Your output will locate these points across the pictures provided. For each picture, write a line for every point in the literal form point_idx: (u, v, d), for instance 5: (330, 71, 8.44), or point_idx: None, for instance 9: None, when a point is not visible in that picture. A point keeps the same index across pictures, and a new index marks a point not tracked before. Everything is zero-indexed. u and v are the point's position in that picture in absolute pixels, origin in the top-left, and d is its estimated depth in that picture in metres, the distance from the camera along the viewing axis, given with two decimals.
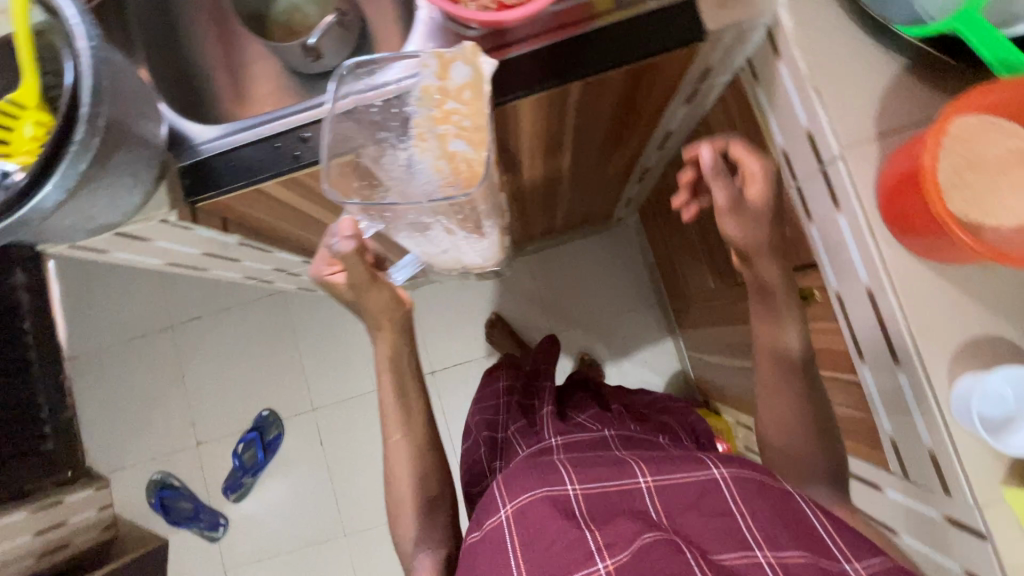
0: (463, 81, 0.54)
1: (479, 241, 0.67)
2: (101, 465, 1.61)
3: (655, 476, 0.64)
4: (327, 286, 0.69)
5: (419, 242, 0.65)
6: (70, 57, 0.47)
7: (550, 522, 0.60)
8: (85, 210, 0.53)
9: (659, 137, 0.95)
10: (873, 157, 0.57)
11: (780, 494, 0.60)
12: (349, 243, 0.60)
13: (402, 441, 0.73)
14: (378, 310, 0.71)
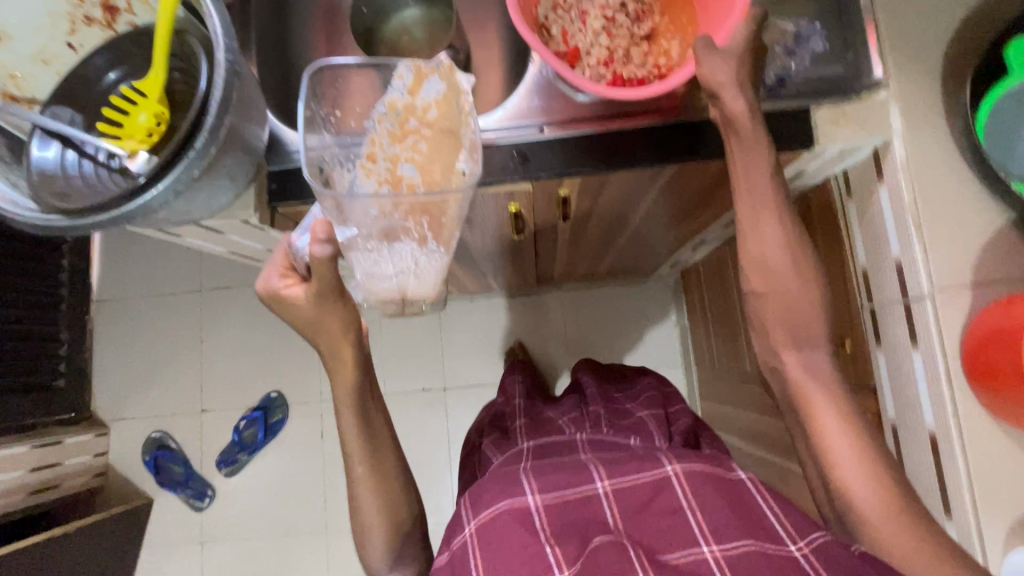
0: (433, 98, 0.55)
1: (435, 263, 0.60)
2: (103, 412, 1.61)
3: (613, 481, 0.66)
4: (275, 300, 0.60)
5: (374, 257, 0.57)
6: (206, 68, 0.49)
7: (512, 535, 0.60)
8: (185, 207, 0.54)
9: (728, 216, 0.94)
10: (962, 305, 0.58)
11: (726, 486, 0.63)
12: (323, 247, 0.53)
13: (365, 476, 0.67)
14: (331, 337, 0.62)
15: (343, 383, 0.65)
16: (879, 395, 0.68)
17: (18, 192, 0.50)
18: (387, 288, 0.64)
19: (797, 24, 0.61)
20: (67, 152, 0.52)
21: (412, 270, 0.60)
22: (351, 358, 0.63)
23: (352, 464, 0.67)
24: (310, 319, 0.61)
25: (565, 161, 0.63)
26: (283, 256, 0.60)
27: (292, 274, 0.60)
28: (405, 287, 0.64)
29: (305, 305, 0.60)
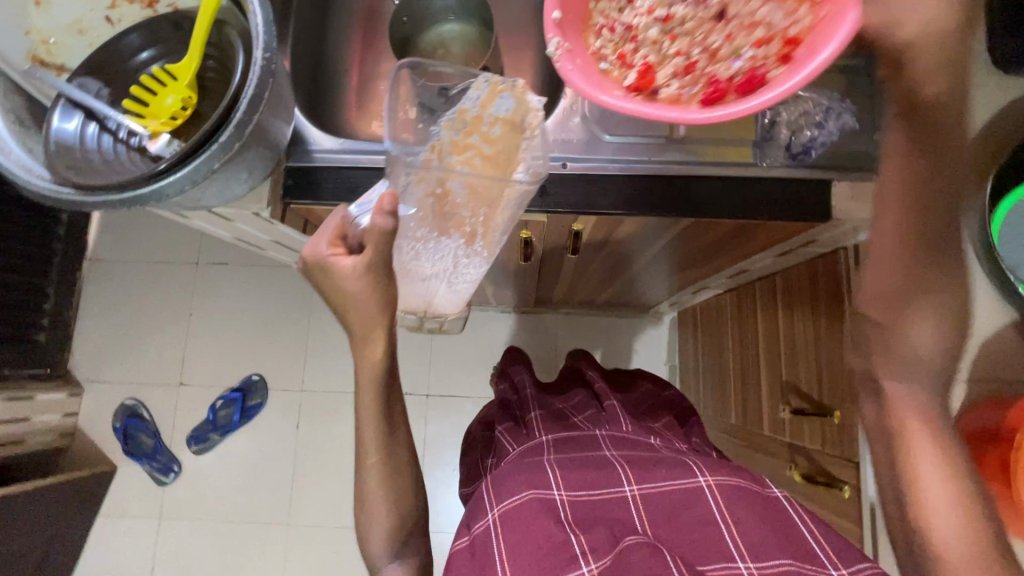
0: (502, 114, 0.55)
1: (475, 269, 0.67)
2: (79, 372, 1.58)
3: (642, 485, 0.59)
4: (320, 269, 0.52)
5: (426, 250, 0.63)
6: (242, 63, 0.49)
7: (534, 523, 0.55)
8: (199, 194, 0.54)
9: (734, 269, 0.93)
10: None
11: (764, 500, 0.58)
12: (387, 219, 0.46)
13: (376, 467, 0.63)
14: (365, 310, 0.53)
15: (370, 361, 0.57)
16: (862, 470, 0.69)
17: (33, 158, 0.49)
18: (424, 288, 0.71)
19: (827, 96, 0.61)
20: (88, 126, 0.51)
21: (454, 272, 0.67)
22: (382, 341, 0.56)
23: (365, 453, 0.63)
24: (354, 295, 0.52)
25: (583, 197, 0.62)
26: (336, 224, 0.54)
27: (341, 244, 0.53)
28: (441, 288, 0.71)
29: (350, 279, 0.51)
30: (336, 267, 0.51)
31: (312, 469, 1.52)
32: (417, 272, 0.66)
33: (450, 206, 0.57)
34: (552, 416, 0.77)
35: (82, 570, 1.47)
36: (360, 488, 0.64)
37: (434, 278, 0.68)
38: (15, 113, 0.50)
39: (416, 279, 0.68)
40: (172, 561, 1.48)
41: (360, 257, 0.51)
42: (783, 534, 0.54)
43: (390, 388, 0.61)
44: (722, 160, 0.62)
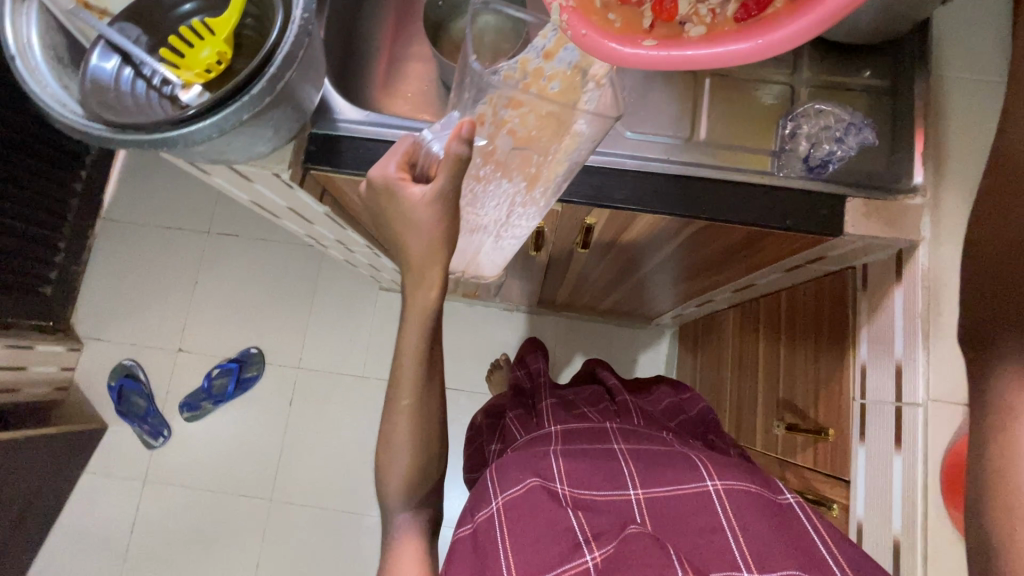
0: (566, 66, 0.47)
1: (529, 223, 0.61)
2: (81, 328, 1.59)
3: (647, 488, 0.58)
4: (385, 192, 0.48)
5: (483, 196, 0.57)
6: (281, 21, 0.50)
7: (539, 513, 0.54)
8: (224, 146, 0.55)
9: (740, 283, 0.93)
10: (951, 422, 0.60)
11: (779, 511, 0.56)
12: (462, 148, 0.42)
13: (407, 410, 0.56)
14: (427, 240, 0.49)
15: (423, 296, 0.52)
16: (851, 488, 0.70)
17: (67, 94, 0.50)
18: (473, 238, 0.66)
19: (851, 114, 0.62)
20: (123, 69, 0.53)
21: (505, 225, 0.62)
22: (439, 273, 0.51)
23: (397, 392, 0.56)
24: (415, 222, 0.49)
25: (598, 189, 0.63)
26: (405, 149, 0.51)
27: (409, 170, 0.50)
28: (488, 242, 0.67)
29: (416, 206, 0.47)
30: (403, 193, 0.48)
31: (300, 447, 1.52)
32: (469, 219, 0.61)
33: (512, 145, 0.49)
34: (560, 404, 0.77)
35: (62, 525, 1.47)
36: (386, 428, 0.58)
37: (485, 228, 0.63)
38: (55, 51, 0.51)
39: (468, 228, 0.63)
40: (152, 525, 1.48)
41: (430, 185, 0.47)
42: (797, 547, 0.53)
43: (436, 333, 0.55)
44: (737, 166, 0.63)
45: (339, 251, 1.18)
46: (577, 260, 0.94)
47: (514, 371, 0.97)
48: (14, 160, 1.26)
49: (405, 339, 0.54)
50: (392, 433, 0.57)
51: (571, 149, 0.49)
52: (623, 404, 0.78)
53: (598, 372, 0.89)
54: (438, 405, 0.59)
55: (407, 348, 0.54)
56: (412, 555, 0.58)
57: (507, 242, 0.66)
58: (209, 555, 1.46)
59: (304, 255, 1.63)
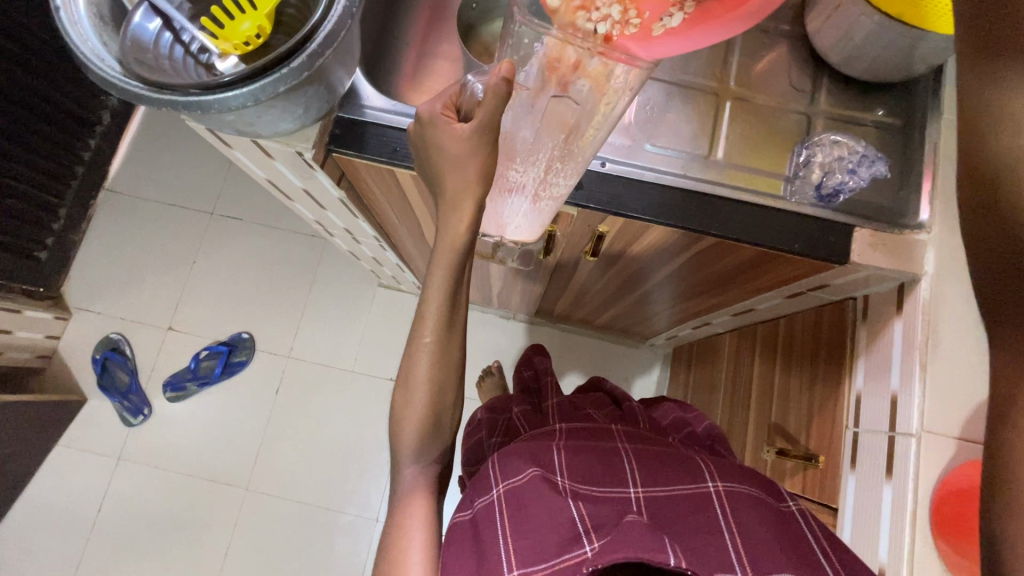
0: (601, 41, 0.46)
1: (569, 182, 0.59)
2: (71, 298, 1.57)
3: (647, 487, 0.58)
4: (428, 126, 0.52)
5: (521, 147, 0.57)
6: (325, 2, 0.51)
7: (539, 500, 0.54)
8: (256, 118, 0.55)
9: (740, 307, 0.93)
10: (944, 454, 0.60)
11: (775, 512, 0.58)
12: (500, 83, 0.45)
13: (428, 349, 0.57)
14: (462, 178, 0.51)
15: (452, 231, 0.53)
16: (839, 515, 0.72)
17: (107, 50, 0.51)
18: (509, 199, 0.63)
19: (864, 146, 0.65)
20: (164, 33, 0.55)
21: (543, 184, 0.60)
22: (472, 208, 0.52)
23: (420, 330, 0.57)
24: (451, 157, 0.51)
25: (617, 197, 0.64)
26: (451, 94, 0.54)
27: (454, 112, 0.53)
28: (524, 208, 0.64)
29: (455, 141, 0.50)
30: (445, 128, 0.51)
31: (281, 438, 1.49)
32: (506, 174, 0.60)
33: (553, 95, 0.51)
34: (568, 405, 0.79)
35: (27, 497, 1.43)
36: (407, 365, 0.58)
37: (522, 187, 0.61)
38: (98, 8, 0.52)
39: (506, 185, 0.61)
40: (121, 505, 1.44)
41: (470, 121, 0.49)
42: (797, 555, 0.53)
43: (459, 286, 0.56)
44: (751, 188, 0.65)
45: (344, 242, 1.18)
46: (582, 268, 0.95)
47: (520, 372, 1.00)
48: (24, 121, 1.26)
49: (426, 312, 0.56)
50: (412, 371, 0.57)
51: (609, 106, 0.51)
52: (628, 411, 0.80)
53: (603, 385, 0.90)
54: (455, 360, 0.59)
55: (433, 296, 0.55)
56: (420, 515, 0.58)
57: (545, 211, 0.65)
58: (176, 542, 1.42)
59: (304, 246, 1.62)
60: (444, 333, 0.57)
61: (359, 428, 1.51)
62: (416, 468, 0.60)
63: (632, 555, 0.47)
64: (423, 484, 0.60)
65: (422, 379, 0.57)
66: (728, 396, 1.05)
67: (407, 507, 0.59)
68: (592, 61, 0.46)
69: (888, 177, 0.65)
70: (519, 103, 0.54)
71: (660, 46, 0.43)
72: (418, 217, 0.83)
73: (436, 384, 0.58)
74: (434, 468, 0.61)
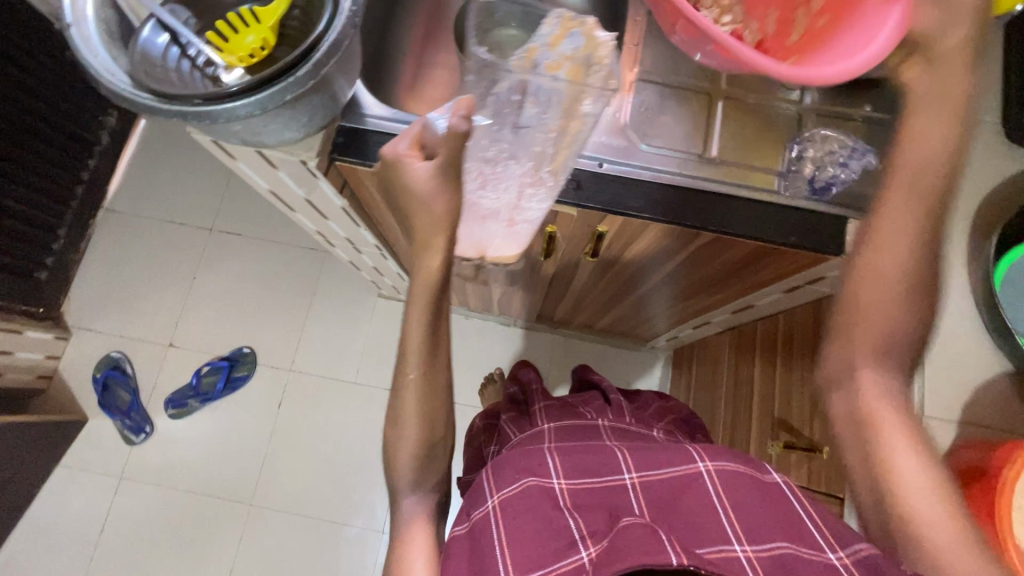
0: (569, 54, 0.52)
1: (540, 205, 0.64)
2: (71, 317, 1.57)
3: (642, 472, 0.59)
4: (392, 168, 0.53)
5: (491, 174, 0.62)
6: (328, 13, 0.53)
7: (532, 510, 0.55)
8: (260, 128, 0.57)
9: (739, 304, 0.94)
10: (947, 438, 0.61)
11: (760, 487, 0.57)
12: (461, 122, 0.47)
13: (415, 382, 0.59)
14: (429, 213, 0.53)
15: (428, 268, 0.55)
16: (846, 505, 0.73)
17: (117, 63, 0.52)
18: (484, 223, 0.70)
19: (853, 140, 0.67)
20: (171, 47, 0.57)
21: (516, 208, 0.66)
22: (444, 243, 0.54)
23: (406, 364, 0.59)
24: (419, 198, 0.52)
25: (614, 198, 0.65)
26: (416, 132, 0.53)
27: (419, 151, 0.53)
28: (500, 229, 0.70)
29: (418, 178, 0.51)
30: (410, 170, 0.52)
31: (284, 452, 1.49)
32: (480, 200, 0.66)
33: (520, 121, 0.56)
34: (554, 406, 0.78)
35: (28, 520, 1.42)
36: (396, 402, 0.61)
37: (497, 213, 0.68)
38: (108, 24, 0.53)
39: (481, 211, 0.68)
40: (123, 525, 1.43)
41: (433, 161, 0.51)
42: (784, 524, 0.54)
43: (440, 308, 0.59)
44: (745, 183, 0.66)
45: (345, 252, 1.19)
46: (583, 272, 0.96)
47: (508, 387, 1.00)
48: (24, 143, 1.27)
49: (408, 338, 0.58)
50: (400, 408, 0.61)
51: (574, 129, 0.56)
52: (616, 405, 0.80)
53: (591, 376, 0.91)
54: (442, 384, 0.62)
55: (412, 329, 0.58)
56: (421, 538, 0.60)
57: (517, 234, 0.70)
58: (180, 560, 1.40)
59: (304, 260, 1.63)
60: (429, 366, 0.59)
61: (362, 440, 1.50)
62: (414, 497, 0.63)
63: (641, 563, 0.45)
64: (421, 510, 0.62)
65: (412, 413, 0.60)
66: (730, 396, 1.06)
67: (409, 533, 0.60)
68: (565, 69, 0.52)
69: None
70: (486, 131, 0.57)
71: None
72: None
73: (426, 413, 0.60)
74: (430, 496, 0.64)
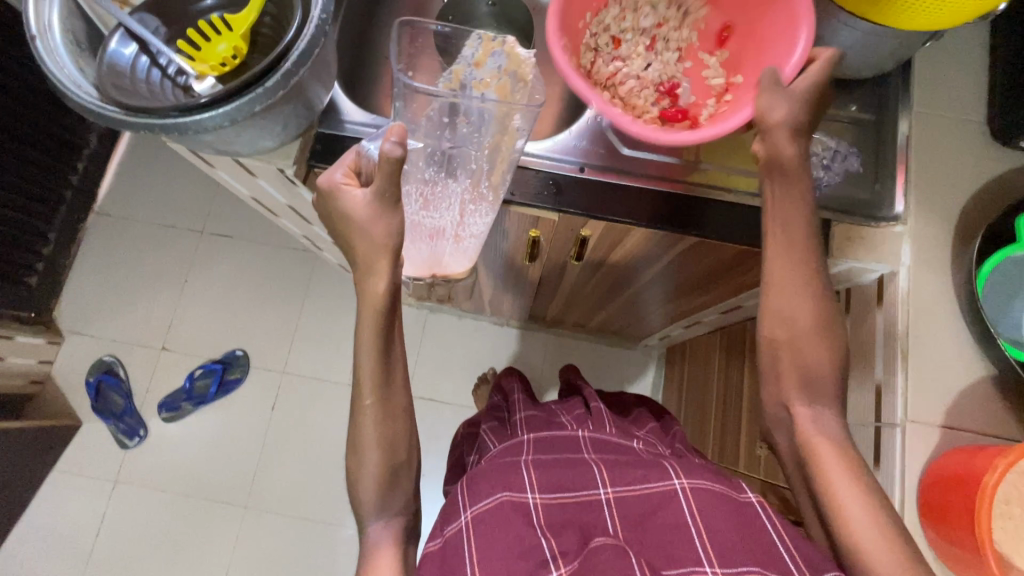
0: (495, 72, 0.60)
1: (484, 220, 0.62)
2: (62, 322, 1.56)
3: (616, 488, 0.60)
4: (330, 198, 0.54)
5: (429, 194, 0.61)
6: (297, 21, 0.52)
7: (507, 526, 0.56)
8: (231, 139, 0.56)
9: (727, 304, 0.94)
10: (929, 443, 0.61)
11: (736, 505, 0.57)
12: (394, 148, 0.45)
13: (371, 411, 0.57)
14: (371, 239, 0.53)
15: (371, 293, 0.55)
16: None
17: (83, 76, 0.52)
18: (430, 243, 0.66)
19: (838, 142, 0.66)
20: (140, 57, 0.56)
21: (461, 225, 0.63)
22: (388, 266, 0.54)
23: (361, 393, 0.57)
24: (361, 223, 0.53)
25: (595, 203, 0.65)
26: (350, 160, 0.55)
27: (356, 178, 0.54)
28: (449, 248, 0.67)
29: (359, 205, 0.52)
30: (348, 198, 0.53)
31: (277, 453, 1.49)
32: (422, 222, 0.63)
33: (454, 143, 0.58)
34: (536, 416, 0.78)
35: (24, 524, 1.42)
36: (353, 429, 0.58)
37: (443, 231, 0.64)
38: (74, 35, 0.53)
39: (424, 232, 0.64)
40: (119, 529, 1.43)
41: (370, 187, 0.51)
42: (758, 545, 0.54)
43: (391, 331, 0.57)
44: (728, 186, 0.65)
45: (333, 255, 1.18)
46: (569, 273, 0.95)
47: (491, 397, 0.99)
48: (11, 149, 1.26)
49: (362, 346, 0.56)
50: (358, 434, 0.58)
51: (507, 144, 0.57)
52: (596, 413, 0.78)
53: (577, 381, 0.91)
54: (402, 404, 0.60)
55: (365, 344, 0.56)
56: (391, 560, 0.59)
57: (465, 252, 0.67)
58: (176, 563, 1.41)
59: (295, 261, 1.62)
60: (383, 393, 0.57)
61: None
62: (381, 523, 0.61)
63: None
64: (390, 533, 0.61)
65: (370, 439, 0.58)
66: (720, 395, 1.06)
67: (380, 556, 0.59)
68: (492, 85, 0.60)
69: (865, 169, 0.66)
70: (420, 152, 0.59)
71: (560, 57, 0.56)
72: None
73: (394, 428, 0.59)
74: (400, 518, 0.62)
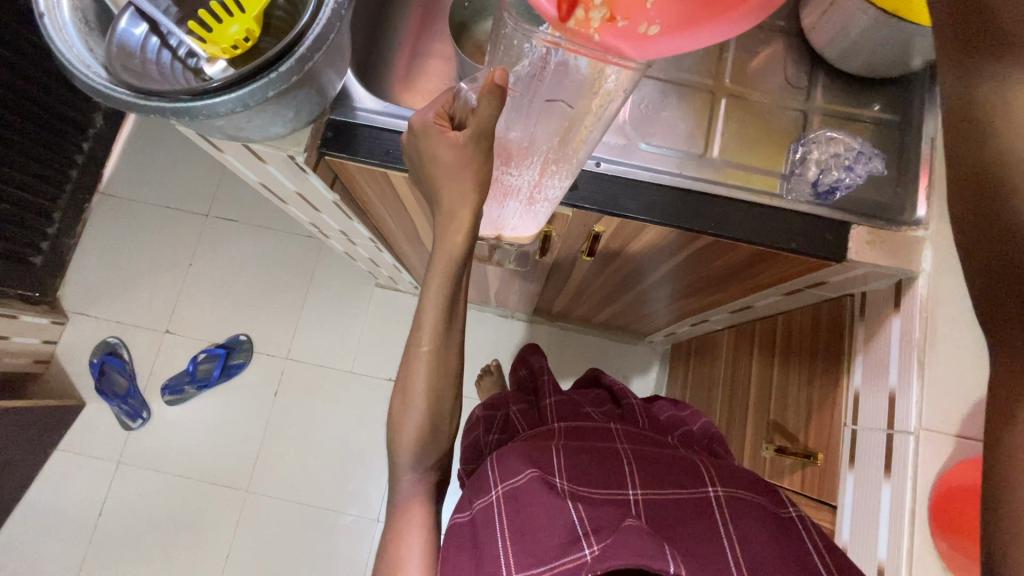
0: None
1: (564, 183, 0.58)
2: (67, 301, 1.56)
3: (647, 489, 0.58)
4: (421, 136, 0.51)
5: (517, 147, 0.55)
6: (312, 5, 0.50)
7: (539, 503, 0.54)
8: (245, 123, 0.55)
9: (737, 304, 0.93)
10: (943, 453, 0.61)
11: (779, 521, 0.57)
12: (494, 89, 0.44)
13: (426, 356, 0.57)
14: (458, 186, 0.51)
15: (452, 240, 0.52)
16: (837, 514, 0.72)
17: (92, 56, 0.50)
18: (503, 204, 0.61)
19: (861, 143, 0.65)
20: (151, 37, 0.55)
21: (537, 187, 0.58)
22: (469, 215, 0.51)
23: (418, 338, 0.57)
24: (446, 165, 0.50)
25: (610, 199, 0.63)
26: (443, 101, 0.53)
27: (447, 121, 0.52)
28: (519, 211, 0.62)
29: (447, 148, 0.50)
30: (440, 137, 0.50)
31: (280, 439, 1.49)
32: (503, 177, 0.58)
33: (546, 95, 0.51)
34: (566, 403, 0.78)
35: (28, 501, 1.43)
36: (404, 374, 0.58)
37: (518, 190, 0.59)
38: (83, 13, 0.51)
39: (502, 189, 0.59)
40: (121, 509, 1.44)
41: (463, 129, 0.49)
42: (796, 560, 0.54)
43: (460, 286, 0.56)
44: (748, 186, 0.64)
45: (341, 244, 1.18)
46: (580, 268, 0.94)
47: (517, 372, 0.99)
48: (19, 126, 1.25)
49: (423, 321, 0.56)
50: (408, 384, 0.58)
51: (601, 105, 0.50)
52: (629, 410, 0.79)
53: (601, 377, 0.90)
54: (454, 367, 0.60)
55: (430, 306, 0.55)
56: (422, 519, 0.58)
57: (539, 217, 0.62)
58: (177, 544, 1.42)
59: (300, 248, 1.62)
60: (439, 344, 0.57)
61: (357, 429, 1.50)
62: (414, 478, 0.61)
63: (634, 563, 0.47)
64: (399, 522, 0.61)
65: (420, 389, 0.57)
66: (726, 393, 1.05)
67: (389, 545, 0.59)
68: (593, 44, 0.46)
69: (885, 173, 0.65)
70: (510, 107, 0.53)
71: (660, 49, 0.41)
72: (412, 216, 0.82)
73: (418, 411, 0.58)
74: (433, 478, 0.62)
